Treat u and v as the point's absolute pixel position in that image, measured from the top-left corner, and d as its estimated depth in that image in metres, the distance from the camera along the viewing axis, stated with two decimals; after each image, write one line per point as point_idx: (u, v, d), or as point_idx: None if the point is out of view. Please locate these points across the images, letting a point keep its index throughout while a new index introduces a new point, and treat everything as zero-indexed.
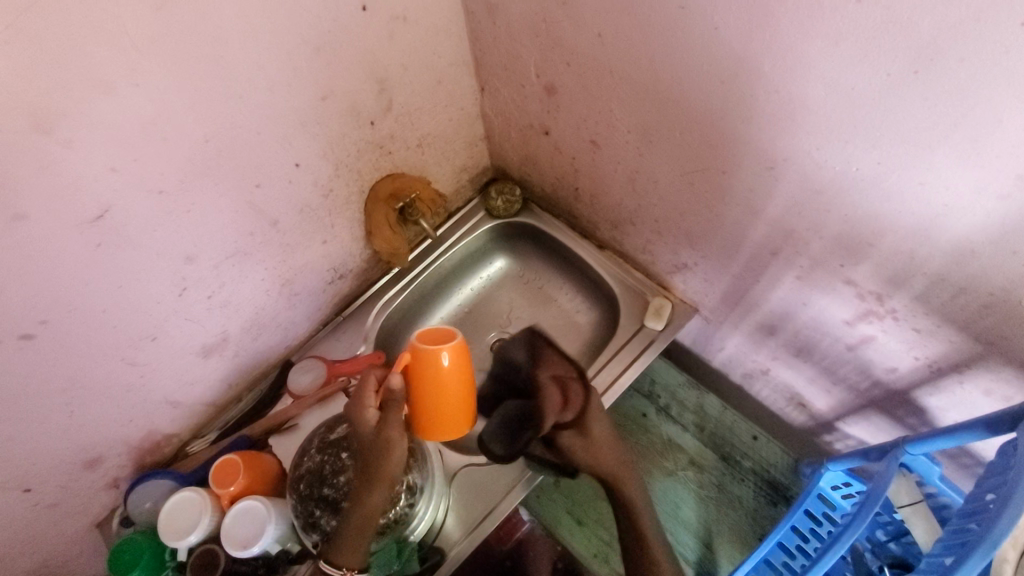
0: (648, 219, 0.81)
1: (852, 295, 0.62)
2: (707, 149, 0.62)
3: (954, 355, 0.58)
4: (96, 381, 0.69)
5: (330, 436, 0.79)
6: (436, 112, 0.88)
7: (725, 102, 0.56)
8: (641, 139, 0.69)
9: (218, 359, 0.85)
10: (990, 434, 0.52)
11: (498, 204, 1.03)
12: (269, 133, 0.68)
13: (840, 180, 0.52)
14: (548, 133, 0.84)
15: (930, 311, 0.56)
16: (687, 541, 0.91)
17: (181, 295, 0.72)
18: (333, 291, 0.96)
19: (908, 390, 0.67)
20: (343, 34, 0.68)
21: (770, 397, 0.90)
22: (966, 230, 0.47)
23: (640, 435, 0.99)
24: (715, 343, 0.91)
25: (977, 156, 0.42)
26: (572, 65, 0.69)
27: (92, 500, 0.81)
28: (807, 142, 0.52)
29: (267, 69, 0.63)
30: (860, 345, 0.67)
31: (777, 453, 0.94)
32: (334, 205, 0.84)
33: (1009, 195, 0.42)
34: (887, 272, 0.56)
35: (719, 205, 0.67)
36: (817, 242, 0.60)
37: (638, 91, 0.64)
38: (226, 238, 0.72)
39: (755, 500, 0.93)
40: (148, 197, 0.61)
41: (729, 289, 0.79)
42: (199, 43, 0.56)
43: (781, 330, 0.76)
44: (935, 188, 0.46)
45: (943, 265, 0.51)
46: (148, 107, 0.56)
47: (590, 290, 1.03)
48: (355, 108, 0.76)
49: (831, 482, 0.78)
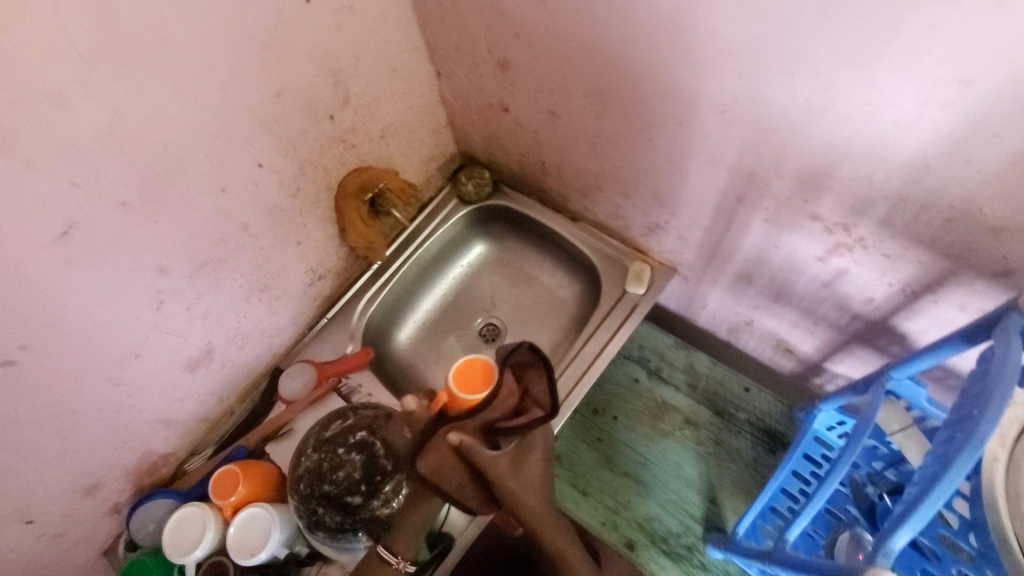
0: (615, 183, 0.81)
1: (820, 230, 0.63)
2: (661, 102, 0.63)
3: (926, 276, 0.58)
4: (84, 405, 0.69)
5: (325, 434, 0.79)
6: (395, 101, 0.87)
7: (671, 51, 0.56)
8: (596, 103, 0.70)
9: (205, 372, 0.84)
10: (968, 346, 0.53)
11: (469, 188, 1.03)
12: (227, 135, 0.68)
13: (790, 113, 0.53)
14: (507, 110, 0.84)
15: (896, 234, 0.56)
16: (691, 498, 0.91)
17: (159, 308, 0.71)
18: (314, 293, 0.96)
19: (886, 318, 0.67)
20: (289, 29, 0.67)
21: (757, 347, 0.91)
22: (917, 146, 0.47)
23: (635, 400, 0.99)
24: (697, 301, 0.92)
25: (914, 67, 0.43)
26: (520, 37, 0.69)
27: (95, 527, 0.80)
28: (754, 81, 0.53)
29: (218, 71, 0.63)
30: (835, 280, 0.67)
31: (768, 402, 0.97)
32: (304, 204, 0.84)
33: (952, 103, 0.43)
34: (850, 201, 0.56)
35: (681, 158, 0.68)
36: (779, 181, 0.60)
37: (586, 52, 0.64)
38: (198, 247, 0.72)
39: (754, 450, 0.94)
40: (113, 211, 0.60)
41: (703, 244, 0.79)
42: (145, 49, 0.55)
43: (758, 276, 0.77)
44: (882, 106, 0.47)
45: (902, 184, 0.51)
46: (104, 119, 0.55)
47: (569, 265, 1.03)
48: (312, 103, 0.76)
49: (825, 423, 0.78)
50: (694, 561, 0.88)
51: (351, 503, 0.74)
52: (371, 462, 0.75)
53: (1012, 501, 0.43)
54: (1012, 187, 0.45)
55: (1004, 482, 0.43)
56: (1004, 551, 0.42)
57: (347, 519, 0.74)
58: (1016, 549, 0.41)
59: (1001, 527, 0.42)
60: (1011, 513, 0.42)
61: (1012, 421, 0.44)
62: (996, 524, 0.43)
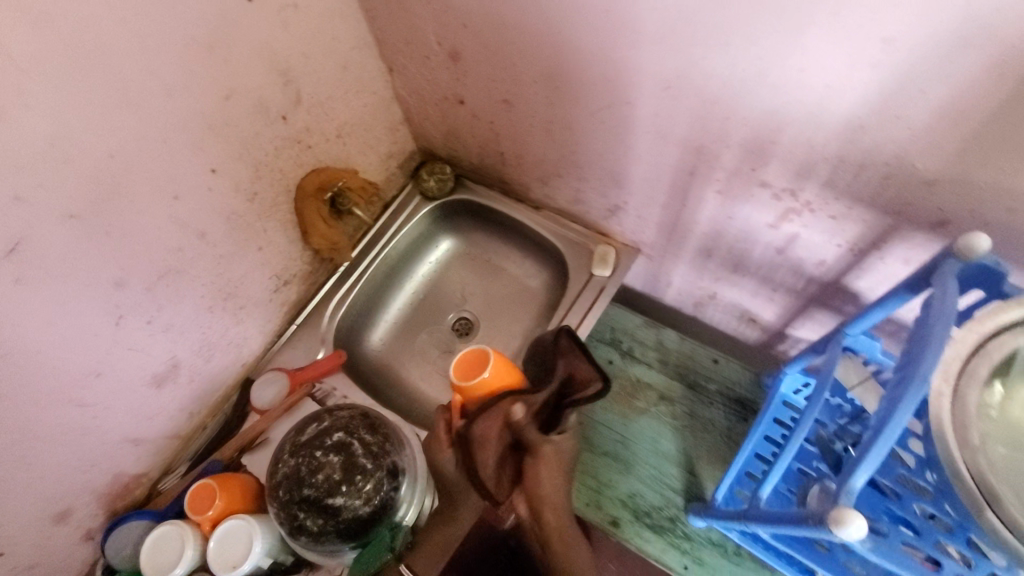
0: (573, 168, 0.83)
1: (769, 197, 0.65)
2: (609, 83, 0.64)
3: (870, 234, 0.61)
4: (46, 428, 0.66)
5: (301, 438, 0.78)
6: (348, 100, 0.87)
7: (614, 30, 0.57)
8: (548, 88, 0.71)
9: (172, 387, 0.82)
10: (912, 295, 0.56)
11: (431, 184, 1.04)
12: (177, 140, 0.66)
13: (731, 84, 0.55)
14: (462, 102, 0.85)
15: (839, 195, 0.59)
16: (671, 471, 0.93)
17: (118, 323, 0.70)
18: (281, 300, 0.95)
19: (838, 279, 0.70)
20: (234, 29, 0.66)
21: (722, 319, 0.94)
22: (850, 106, 0.50)
23: (610, 381, 1.01)
24: (663, 279, 0.95)
25: (840, 30, 0.45)
26: (468, 27, 0.70)
27: (68, 556, 0.77)
28: (695, 55, 0.54)
29: (162, 74, 0.61)
30: (788, 246, 0.70)
31: (737, 371, 1.00)
32: (263, 209, 0.83)
33: (878, 62, 0.45)
34: (794, 165, 0.59)
35: (634, 136, 0.69)
36: (728, 152, 0.63)
37: (533, 38, 0.65)
38: (155, 258, 0.70)
39: (727, 419, 0.96)
40: (62, 225, 0.59)
41: (663, 221, 0.81)
42: (83, 55, 0.54)
43: (717, 249, 0.79)
44: (814, 71, 0.49)
45: (840, 146, 0.54)
46: (44, 128, 0.53)
47: (536, 253, 1.04)
48: (263, 105, 0.75)
49: (792, 386, 0.82)
50: (678, 532, 0.90)
51: (333, 505, 0.73)
52: (352, 462, 0.75)
53: (959, 432, 0.46)
54: (938, 138, 0.48)
55: (951, 414, 0.46)
56: (957, 481, 0.44)
57: (329, 522, 0.73)
58: (967, 477, 0.44)
59: (952, 459, 0.45)
60: (960, 444, 0.45)
61: (951, 358, 0.48)
62: (946, 455, 0.45)
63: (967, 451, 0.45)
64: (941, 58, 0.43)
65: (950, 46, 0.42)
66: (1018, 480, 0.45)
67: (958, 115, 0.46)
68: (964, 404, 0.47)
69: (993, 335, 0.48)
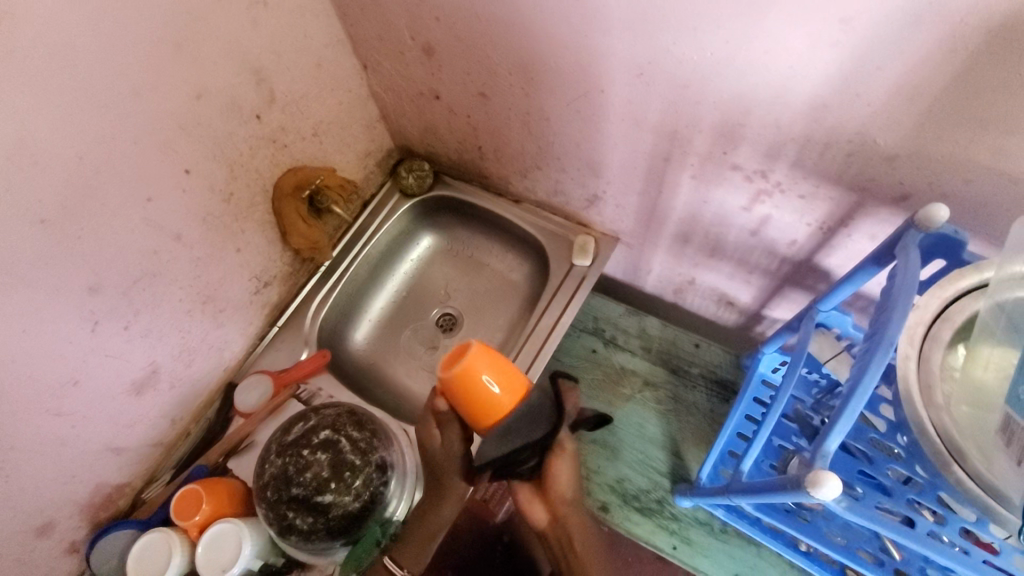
0: (551, 159, 0.84)
1: (741, 180, 0.67)
2: (583, 72, 0.65)
3: (838, 212, 0.63)
4: (23, 439, 0.65)
5: (288, 438, 0.77)
6: (323, 98, 0.87)
7: (585, 19, 0.59)
8: (523, 79, 0.72)
9: (153, 393, 0.81)
10: (879, 268, 0.58)
11: (409, 181, 1.04)
12: (149, 141, 0.65)
13: (699, 70, 0.56)
14: (438, 97, 0.85)
15: (807, 174, 0.61)
16: (657, 455, 0.95)
17: (94, 329, 0.68)
18: (262, 302, 0.94)
19: (810, 258, 0.73)
20: (204, 27, 0.66)
21: (702, 305, 0.96)
22: (813, 86, 0.52)
23: (594, 369, 1.02)
24: (643, 267, 0.96)
25: (801, 13, 0.47)
26: (441, 21, 0.70)
27: (51, 569, 0.76)
28: (664, 41, 0.56)
29: (131, 74, 0.61)
30: (761, 227, 0.72)
31: (718, 354, 1.02)
32: (240, 210, 0.82)
33: (837, 43, 0.47)
34: (764, 147, 0.61)
35: (608, 124, 0.70)
36: (700, 137, 0.64)
37: (506, 30, 0.66)
38: (130, 261, 0.69)
39: (710, 402, 0.98)
40: (32, 229, 0.57)
41: (640, 209, 0.83)
42: (48, 55, 0.53)
43: (693, 234, 0.81)
44: (778, 54, 0.51)
45: (805, 126, 0.56)
46: (9, 130, 0.52)
47: (517, 246, 1.05)
48: (236, 103, 0.74)
49: (769, 365, 0.84)
50: (666, 513, 0.92)
51: (323, 502, 0.73)
52: (340, 460, 0.75)
53: (925, 392, 0.48)
54: (896, 114, 0.50)
55: (917, 376, 0.49)
56: (924, 439, 0.47)
57: (319, 520, 0.73)
58: (934, 434, 0.46)
59: (919, 418, 0.47)
60: (926, 404, 0.48)
61: (916, 323, 0.50)
62: (913, 414, 0.47)
63: (933, 410, 0.47)
64: (895, 37, 0.45)
65: (904, 24, 0.44)
66: (981, 436, 0.46)
67: (913, 91, 0.48)
68: (929, 366, 0.49)
69: (953, 300, 0.51)
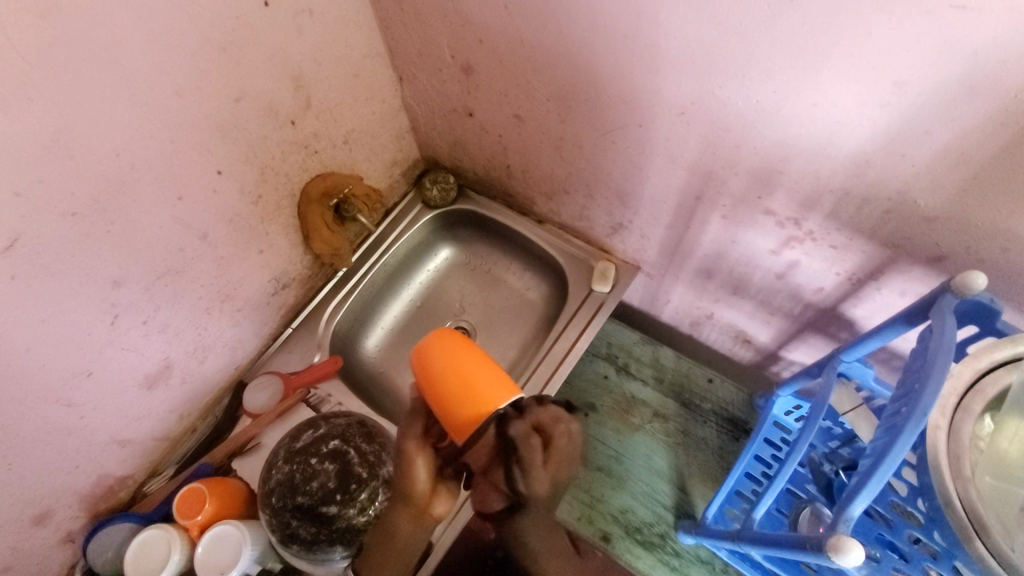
0: (579, 185, 0.84)
1: (773, 225, 0.66)
2: (622, 104, 0.65)
3: (869, 265, 0.63)
4: (33, 428, 0.64)
5: (296, 445, 0.78)
6: (357, 107, 0.87)
7: (632, 53, 0.58)
8: (561, 105, 0.71)
9: (164, 388, 0.80)
10: (908, 327, 0.57)
11: (434, 193, 1.04)
12: (184, 139, 0.65)
13: (743, 115, 0.56)
14: (472, 114, 0.85)
15: (841, 226, 0.60)
16: (662, 488, 0.95)
17: (114, 323, 0.68)
18: (278, 303, 0.94)
19: (835, 306, 0.72)
20: (248, 32, 0.66)
21: (718, 340, 0.96)
22: (860, 141, 0.51)
23: (605, 396, 1.04)
24: (661, 298, 0.96)
25: (856, 69, 0.46)
26: (484, 42, 0.71)
27: (47, 558, 0.74)
28: (711, 83, 0.56)
29: (173, 74, 0.61)
30: (788, 272, 0.72)
31: (731, 392, 1.03)
32: (266, 212, 0.82)
33: (888, 103, 0.47)
34: (800, 196, 0.60)
35: (642, 157, 0.70)
36: (735, 178, 0.64)
37: (550, 57, 0.66)
38: (155, 257, 0.69)
39: (718, 439, 0.99)
40: (62, 221, 0.57)
41: (665, 241, 0.83)
42: (93, 50, 0.53)
43: (717, 271, 0.81)
44: (827, 107, 0.50)
45: (845, 179, 0.55)
46: (48, 124, 0.52)
47: (536, 266, 1.05)
48: (272, 108, 0.74)
49: (784, 408, 0.83)
50: (668, 549, 0.91)
51: (327, 513, 0.73)
52: (347, 470, 0.75)
53: (954, 463, 0.47)
54: (940, 178, 0.50)
55: (946, 446, 0.48)
56: (947, 508, 0.46)
57: (322, 530, 0.72)
58: (958, 505, 0.45)
59: (946, 488, 0.46)
60: (953, 473, 0.47)
61: (949, 393, 0.50)
62: (940, 483, 0.46)
63: (959, 481, 0.46)
64: (950, 103, 0.44)
65: (958, 91, 0.43)
66: (1004, 509, 0.47)
67: (959, 156, 0.47)
68: (959, 437, 0.48)
69: (986, 372, 0.50)
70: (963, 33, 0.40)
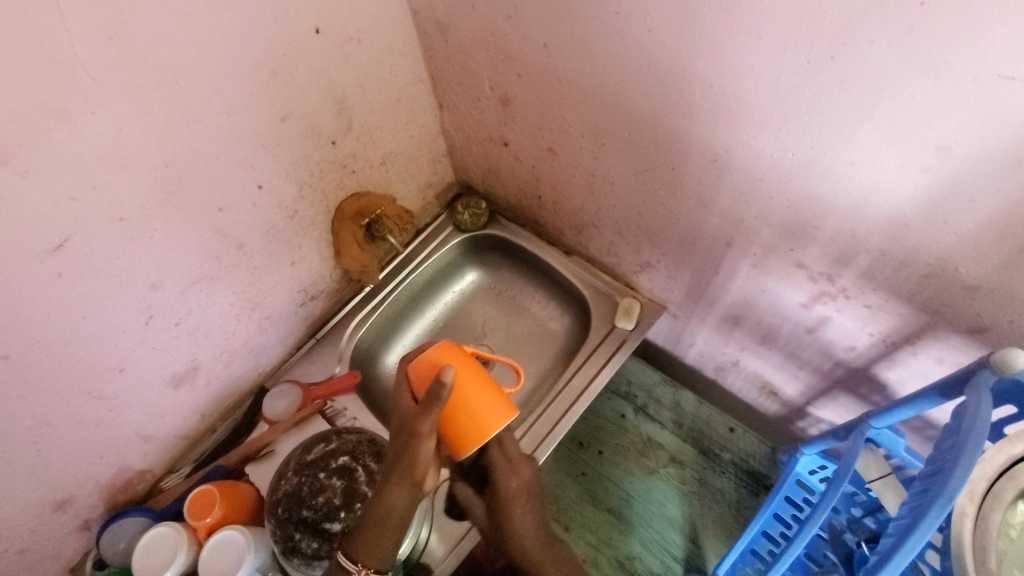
0: (609, 221, 0.83)
1: (804, 278, 0.64)
2: (656, 147, 0.65)
3: (904, 328, 0.60)
4: (64, 418, 0.66)
5: (307, 457, 0.79)
6: (397, 130, 0.90)
7: (667, 99, 0.59)
8: (594, 142, 0.72)
9: (189, 389, 0.83)
10: (943, 399, 0.54)
11: (465, 218, 1.05)
12: (229, 154, 0.68)
13: (778, 168, 0.55)
14: (507, 144, 0.86)
15: (876, 287, 0.58)
16: (673, 538, 0.93)
17: (147, 323, 0.70)
18: (306, 313, 0.96)
19: (868, 367, 0.69)
20: (296, 57, 0.69)
21: (743, 388, 0.93)
22: (896, 205, 0.50)
23: (621, 435, 1.02)
24: (686, 340, 0.94)
25: (896, 132, 0.45)
26: (523, 77, 0.72)
27: (63, 545, 0.76)
28: (746, 133, 0.55)
29: (226, 95, 0.64)
30: (818, 327, 0.69)
31: (752, 443, 1.00)
32: (301, 225, 0.84)
33: (930, 167, 0.45)
34: (834, 252, 0.58)
35: (673, 199, 0.69)
36: (766, 228, 0.62)
37: (586, 96, 0.66)
38: (193, 264, 0.71)
39: (737, 491, 0.96)
40: (109, 225, 0.60)
41: (691, 284, 0.81)
42: (153, 72, 0.56)
43: (745, 319, 0.79)
44: (864, 166, 0.49)
45: (881, 240, 0.53)
46: (105, 136, 0.55)
47: (561, 296, 1.04)
48: (316, 129, 0.77)
49: (807, 466, 0.78)
50: None
51: (329, 530, 0.73)
52: (353, 488, 0.75)
53: (977, 553, 0.44)
54: (984, 248, 0.47)
55: (971, 534, 0.45)
56: None
57: (322, 545, 0.72)
58: None
59: None
60: (977, 565, 0.44)
61: (978, 477, 0.46)
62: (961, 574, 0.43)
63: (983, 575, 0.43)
64: (996, 175, 0.42)
65: (1006, 162, 0.41)
66: None
67: (1005, 229, 0.45)
68: (986, 526, 0.45)
69: (1021, 458, 0.46)
70: (1011, 105, 0.39)
